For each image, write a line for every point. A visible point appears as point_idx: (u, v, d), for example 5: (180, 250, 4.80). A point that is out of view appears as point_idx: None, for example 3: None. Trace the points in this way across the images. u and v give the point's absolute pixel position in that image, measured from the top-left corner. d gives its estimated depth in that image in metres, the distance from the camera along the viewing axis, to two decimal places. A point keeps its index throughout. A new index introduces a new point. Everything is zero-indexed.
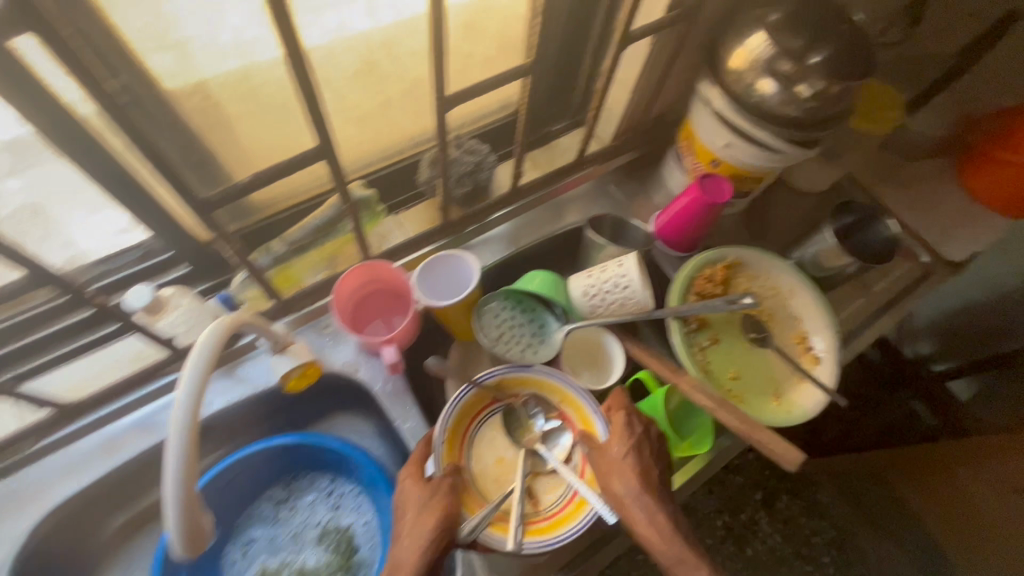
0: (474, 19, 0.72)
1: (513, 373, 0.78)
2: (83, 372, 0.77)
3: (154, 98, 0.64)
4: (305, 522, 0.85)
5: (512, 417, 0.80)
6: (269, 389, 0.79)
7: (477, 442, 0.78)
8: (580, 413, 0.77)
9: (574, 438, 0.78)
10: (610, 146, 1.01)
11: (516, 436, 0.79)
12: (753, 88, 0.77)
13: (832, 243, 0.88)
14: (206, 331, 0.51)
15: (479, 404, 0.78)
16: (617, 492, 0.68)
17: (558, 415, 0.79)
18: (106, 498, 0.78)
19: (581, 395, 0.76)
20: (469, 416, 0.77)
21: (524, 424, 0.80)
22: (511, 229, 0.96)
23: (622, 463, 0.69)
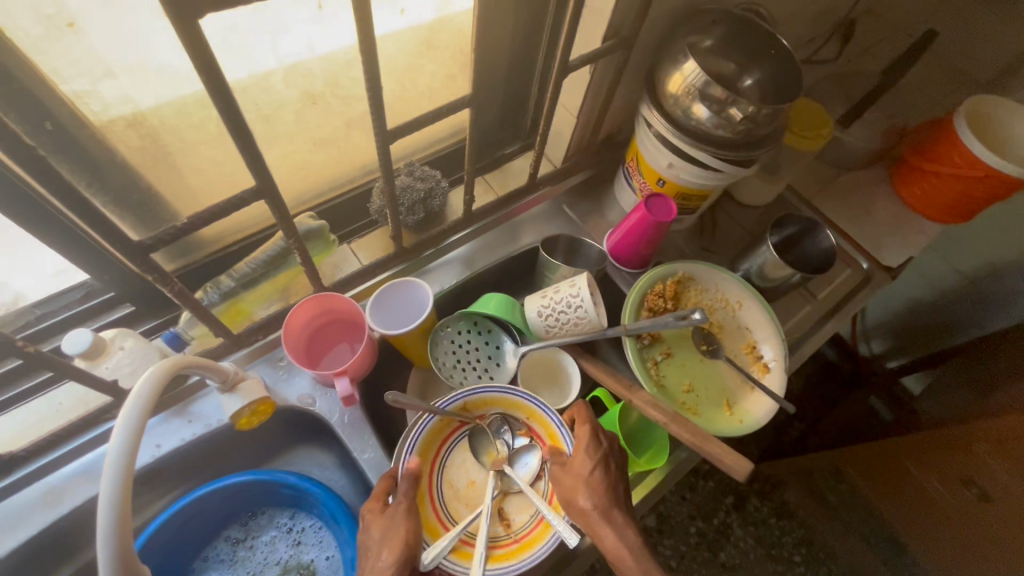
0: (406, 64, 0.83)
1: (477, 395, 0.77)
2: (24, 420, 0.76)
3: (87, 138, 0.63)
4: (265, 561, 0.83)
5: (479, 438, 0.80)
6: (221, 428, 0.77)
7: (447, 466, 0.79)
8: (546, 428, 0.78)
9: (540, 457, 0.78)
10: (562, 167, 1.04)
11: (483, 459, 0.79)
12: (690, 111, 0.80)
13: (772, 255, 0.92)
14: (145, 376, 0.52)
15: (445, 428, 0.78)
16: (582, 506, 0.67)
17: (524, 432, 0.79)
18: (47, 554, 0.74)
19: (545, 412, 0.77)
20: (436, 439, 0.78)
21: (490, 445, 0.80)
22: (467, 252, 0.97)
23: (583, 482, 0.68)
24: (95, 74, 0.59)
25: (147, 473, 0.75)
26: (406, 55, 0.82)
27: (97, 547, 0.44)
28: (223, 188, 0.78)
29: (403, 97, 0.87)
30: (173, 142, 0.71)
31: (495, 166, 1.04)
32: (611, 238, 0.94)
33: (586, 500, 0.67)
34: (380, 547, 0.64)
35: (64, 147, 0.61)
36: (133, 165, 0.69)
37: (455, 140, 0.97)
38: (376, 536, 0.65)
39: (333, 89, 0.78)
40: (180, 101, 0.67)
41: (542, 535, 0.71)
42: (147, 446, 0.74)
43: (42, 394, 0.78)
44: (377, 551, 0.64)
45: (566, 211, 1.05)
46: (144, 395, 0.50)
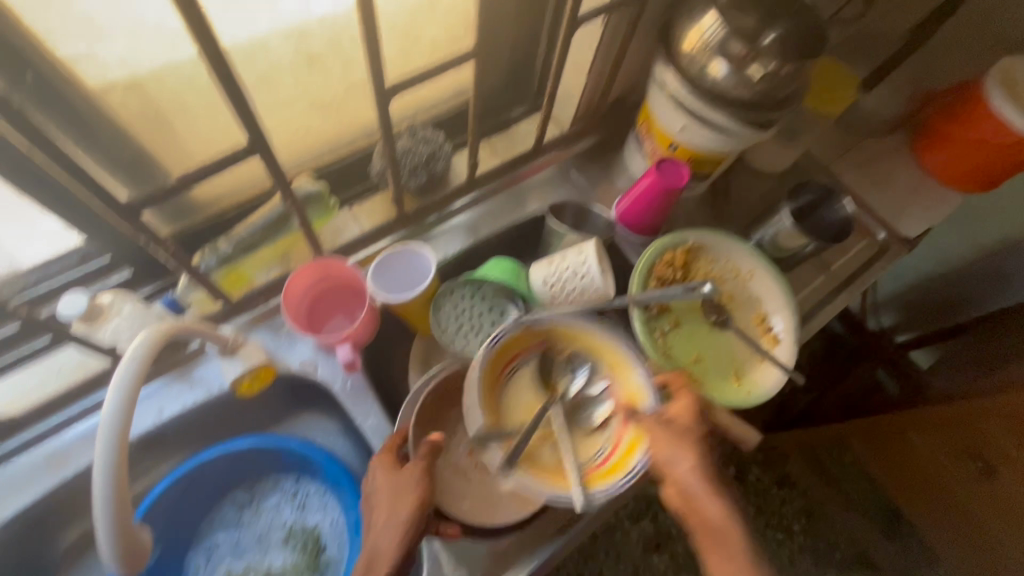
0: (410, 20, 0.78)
1: (570, 323, 0.75)
2: (24, 384, 0.75)
3: (74, 94, 0.60)
4: (270, 524, 0.83)
5: (549, 367, 0.78)
6: (224, 393, 0.77)
7: (511, 384, 0.76)
8: (627, 386, 0.73)
9: (611, 409, 0.74)
10: (570, 131, 1.00)
11: (545, 387, 0.77)
12: (706, 70, 0.76)
13: (789, 225, 0.89)
14: (137, 340, 0.52)
15: (521, 345, 0.75)
16: (687, 481, 0.62)
17: (602, 383, 0.76)
18: (56, 514, 0.75)
19: (640, 370, 0.73)
20: (512, 352, 0.75)
21: (559, 378, 0.77)
22: (471, 219, 0.94)
23: (686, 449, 0.63)
24: (86, 35, 0.56)
25: (150, 437, 0.75)
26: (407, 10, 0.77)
27: (94, 515, 0.47)
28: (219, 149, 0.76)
29: (405, 56, 0.82)
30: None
31: (501, 129, 1.00)
32: (620, 205, 0.91)
33: (679, 467, 0.63)
34: (394, 501, 0.62)
35: (50, 104, 0.59)
36: (124, 124, 0.67)
37: (459, 101, 0.93)
38: (391, 489, 0.63)
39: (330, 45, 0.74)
40: (165, 65, 0.62)
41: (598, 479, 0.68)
42: (149, 411, 0.74)
43: (41, 359, 0.77)
44: (391, 504, 0.62)
45: (573, 176, 1.02)
46: (133, 372, 0.49)
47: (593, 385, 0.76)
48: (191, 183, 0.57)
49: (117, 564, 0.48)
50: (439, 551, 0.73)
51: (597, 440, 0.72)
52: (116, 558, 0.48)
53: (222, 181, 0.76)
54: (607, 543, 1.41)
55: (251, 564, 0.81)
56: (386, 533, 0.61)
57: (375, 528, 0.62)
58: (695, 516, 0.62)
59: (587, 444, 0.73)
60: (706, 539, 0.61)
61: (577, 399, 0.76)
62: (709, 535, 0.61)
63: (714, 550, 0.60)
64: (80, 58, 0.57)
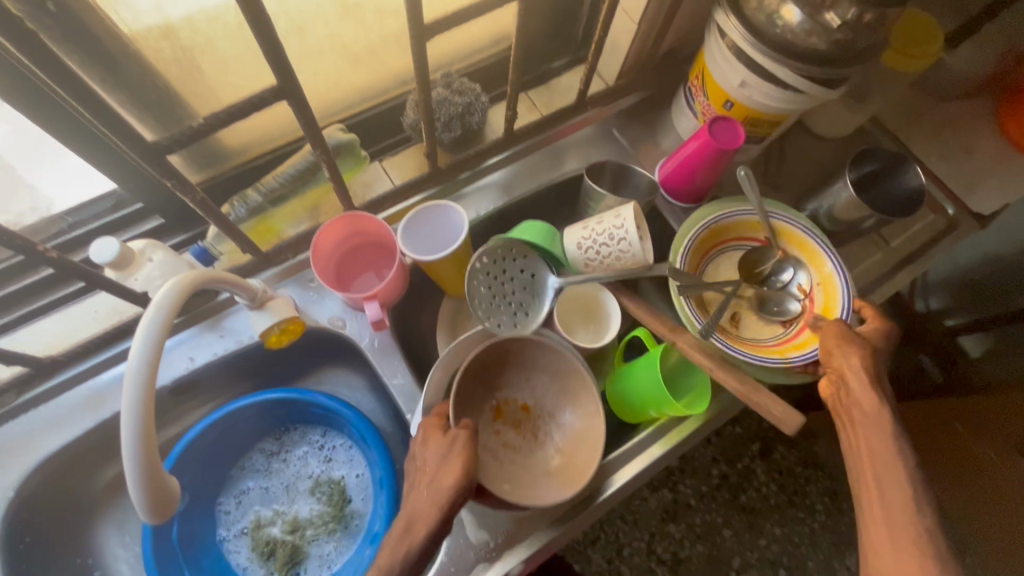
0: None
1: (799, 231, 0.79)
2: (59, 328, 0.77)
3: (100, 29, 0.58)
4: (297, 474, 0.85)
5: (761, 258, 0.81)
6: (252, 344, 0.77)
7: (722, 258, 0.82)
8: (826, 301, 0.75)
9: (799, 313, 0.76)
10: (615, 86, 0.93)
11: (752, 269, 0.81)
12: (777, 16, 0.69)
13: (848, 195, 0.82)
14: (163, 292, 0.50)
15: (755, 230, 0.81)
16: (856, 365, 0.64)
17: (802, 291, 0.77)
18: (94, 452, 0.77)
19: (843, 284, 0.74)
20: (741, 232, 0.82)
21: (763, 268, 0.81)
22: (506, 177, 0.90)
23: (859, 349, 0.65)
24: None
25: (182, 384, 0.76)
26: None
27: (124, 463, 0.46)
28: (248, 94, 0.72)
29: None
30: (191, 39, 0.65)
31: (541, 82, 0.94)
32: (663, 168, 0.85)
33: (846, 367, 0.64)
34: (436, 469, 0.61)
35: (76, 37, 0.57)
36: (152, 63, 0.64)
37: (498, 50, 0.87)
38: (436, 457, 0.61)
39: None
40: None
41: (752, 349, 0.74)
42: (181, 359, 0.75)
43: (76, 302, 0.78)
44: (433, 473, 0.61)
45: (615, 135, 0.95)
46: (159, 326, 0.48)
47: (793, 287, 0.78)
48: (218, 128, 0.55)
49: (146, 510, 0.48)
50: (466, 519, 0.72)
51: (775, 330, 0.77)
52: (145, 505, 0.48)
53: (250, 128, 0.73)
54: (624, 511, 1.41)
55: (279, 511, 0.82)
56: (424, 500, 0.60)
57: (414, 495, 0.61)
58: (854, 418, 0.62)
59: (752, 327, 0.78)
60: (861, 442, 0.61)
61: (779, 292, 0.78)
62: (869, 431, 0.60)
63: (872, 454, 0.59)
64: None
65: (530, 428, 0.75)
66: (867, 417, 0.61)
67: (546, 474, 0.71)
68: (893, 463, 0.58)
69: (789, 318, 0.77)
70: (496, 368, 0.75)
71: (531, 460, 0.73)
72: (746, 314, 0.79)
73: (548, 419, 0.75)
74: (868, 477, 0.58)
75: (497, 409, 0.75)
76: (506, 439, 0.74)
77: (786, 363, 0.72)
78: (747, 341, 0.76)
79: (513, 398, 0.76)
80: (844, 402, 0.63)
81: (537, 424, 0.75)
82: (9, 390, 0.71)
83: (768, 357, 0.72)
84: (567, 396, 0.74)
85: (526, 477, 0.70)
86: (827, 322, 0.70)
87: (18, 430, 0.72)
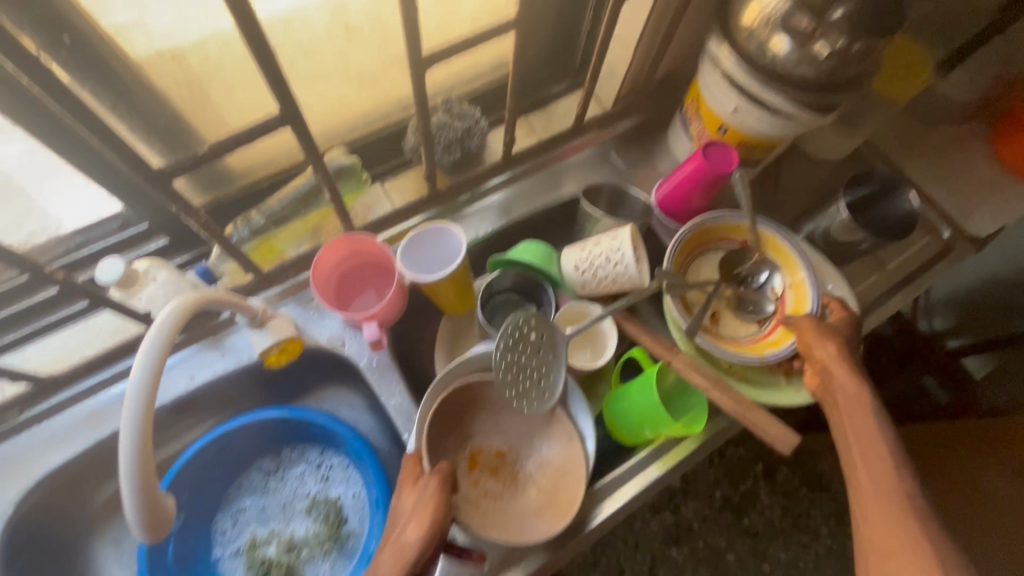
0: None
1: (776, 234, 0.80)
2: (66, 345, 0.78)
3: (113, 59, 0.60)
4: (294, 493, 0.85)
5: (740, 259, 0.82)
6: (251, 362, 0.78)
7: (705, 257, 0.82)
8: (797, 300, 0.77)
9: (772, 311, 0.79)
10: (611, 110, 0.95)
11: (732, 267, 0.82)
12: (766, 47, 0.70)
13: (844, 217, 0.83)
14: (164, 313, 0.52)
15: (735, 233, 0.82)
16: (833, 356, 0.68)
17: (774, 291, 0.80)
18: (93, 469, 0.78)
19: (814, 286, 0.76)
20: (722, 233, 0.82)
21: (740, 268, 0.82)
22: (505, 199, 0.91)
23: (835, 342, 0.69)
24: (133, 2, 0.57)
25: (182, 402, 0.77)
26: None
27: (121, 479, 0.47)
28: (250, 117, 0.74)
29: (442, 25, 0.78)
30: (200, 66, 0.67)
31: (539, 106, 0.96)
32: (659, 190, 0.85)
33: (829, 359, 0.68)
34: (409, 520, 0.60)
35: (87, 65, 0.59)
36: (162, 91, 0.67)
37: (497, 76, 0.89)
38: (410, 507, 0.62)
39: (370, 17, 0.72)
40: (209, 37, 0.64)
41: (732, 348, 0.76)
42: (181, 377, 0.76)
43: (82, 320, 0.80)
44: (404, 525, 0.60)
45: (612, 158, 0.97)
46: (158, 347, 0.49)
47: (768, 288, 0.80)
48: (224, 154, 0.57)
49: (140, 526, 0.49)
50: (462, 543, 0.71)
51: (749, 326, 0.80)
52: (141, 521, 0.49)
53: (255, 152, 0.75)
54: (625, 532, 1.40)
55: (275, 530, 0.82)
56: (394, 556, 0.59)
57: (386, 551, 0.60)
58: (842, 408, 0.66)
59: (730, 325, 0.79)
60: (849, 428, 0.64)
61: (754, 292, 0.80)
62: (854, 418, 0.64)
63: (858, 439, 0.63)
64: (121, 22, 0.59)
65: (507, 474, 0.73)
66: (852, 406, 0.65)
67: (531, 513, 0.70)
68: (878, 447, 0.61)
69: (764, 316, 0.79)
70: (468, 413, 0.74)
71: (512, 505, 0.71)
72: (725, 312, 0.80)
73: (524, 460, 0.74)
74: (857, 460, 0.62)
75: (471, 458, 0.73)
76: (485, 488, 0.72)
77: (762, 360, 0.74)
78: (725, 340, 0.78)
79: (486, 445, 0.75)
80: (829, 391, 0.67)
81: (514, 468, 0.74)
82: (12, 407, 0.72)
83: (747, 355, 0.74)
84: (540, 430, 0.75)
85: (508, 521, 0.69)
86: (799, 317, 0.73)
87: (19, 448, 0.73)
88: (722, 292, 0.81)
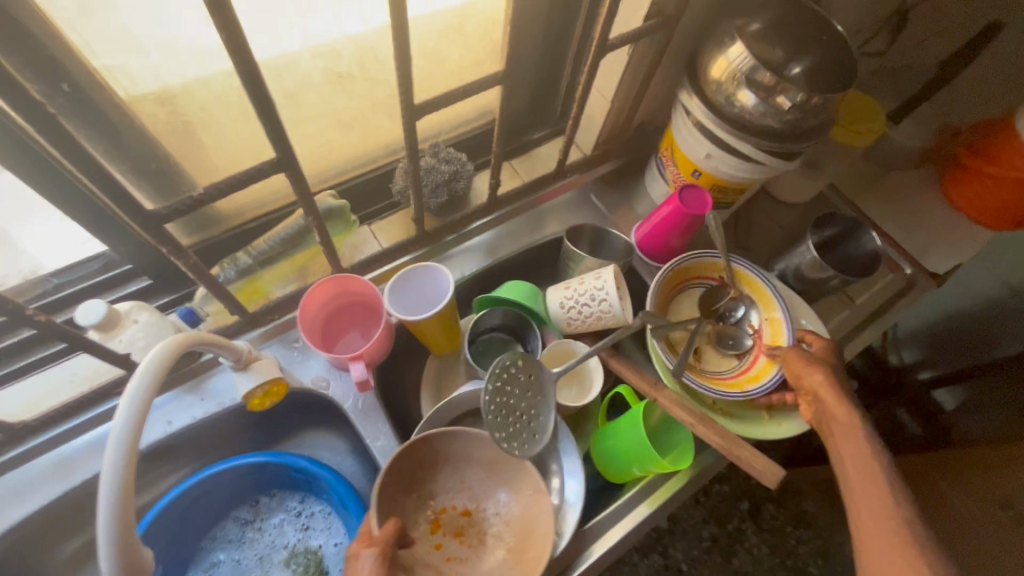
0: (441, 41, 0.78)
1: (750, 272, 0.83)
2: (40, 389, 0.75)
3: (108, 104, 0.61)
4: (272, 544, 0.81)
5: (718, 297, 0.85)
6: (233, 407, 0.76)
7: (684, 296, 0.85)
8: (773, 335, 0.80)
9: (752, 347, 0.81)
10: (591, 155, 1.00)
11: (710, 305, 0.85)
12: (733, 98, 0.76)
13: (812, 255, 0.87)
14: (152, 353, 0.51)
15: (712, 270, 0.85)
16: (817, 383, 0.69)
17: (752, 327, 0.82)
18: (57, 524, 0.73)
19: (789, 323, 0.79)
20: (700, 272, 0.85)
21: (719, 305, 0.85)
22: (490, 240, 0.94)
23: (822, 370, 0.70)
24: (125, 45, 0.58)
25: (158, 449, 0.75)
26: (435, 33, 0.77)
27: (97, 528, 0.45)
28: (243, 160, 0.76)
29: (429, 75, 0.81)
30: (193, 108, 0.68)
31: (522, 152, 1.00)
32: (640, 231, 0.89)
33: (819, 388, 0.69)
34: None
35: (82, 110, 0.60)
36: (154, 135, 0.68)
37: (481, 123, 0.93)
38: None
39: (362, 65, 0.75)
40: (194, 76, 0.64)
41: (717, 385, 0.77)
42: (158, 423, 0.73)
43: (56, 363, 0.77)
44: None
45: (593, 200, 1.01)
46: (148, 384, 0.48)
47: (746, 323, 0.83)
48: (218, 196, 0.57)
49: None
50: None
51: (730, 362, 0.82)
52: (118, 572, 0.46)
53: (246, 194, 0.76)
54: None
55: None
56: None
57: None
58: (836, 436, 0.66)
59: (713, 361, 0.82)
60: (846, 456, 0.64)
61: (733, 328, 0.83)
62: (847, 445, 0.64)
63: (854, 466, 0.63)
64: (115, 66, 0.59)
65: (473, 534, 0.72)
66: (847, 433, 0.65)
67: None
68: (876, 473, 0.61)
69: (744, 351, 0.81)
70: (426, 473, 0.72)
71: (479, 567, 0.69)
72: (706, 349, 0.83)
73: (489, 517, 0.73)
74: (858, 488, 0.61)
75: (434, 520, 0.72)
76: (449, 552, 0.71)
77: (746, 396, 0.76)
78: (709, 376, 0.79)
79: (451, 504, 0.74)
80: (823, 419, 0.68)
81: (481, 529, 0.72)
82: None
83: (731, 392, 0.76)
84: (505, 481, 0.73)
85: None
86: (785, 348, 0.75)
87: None
88: (703, 329, 0.83)
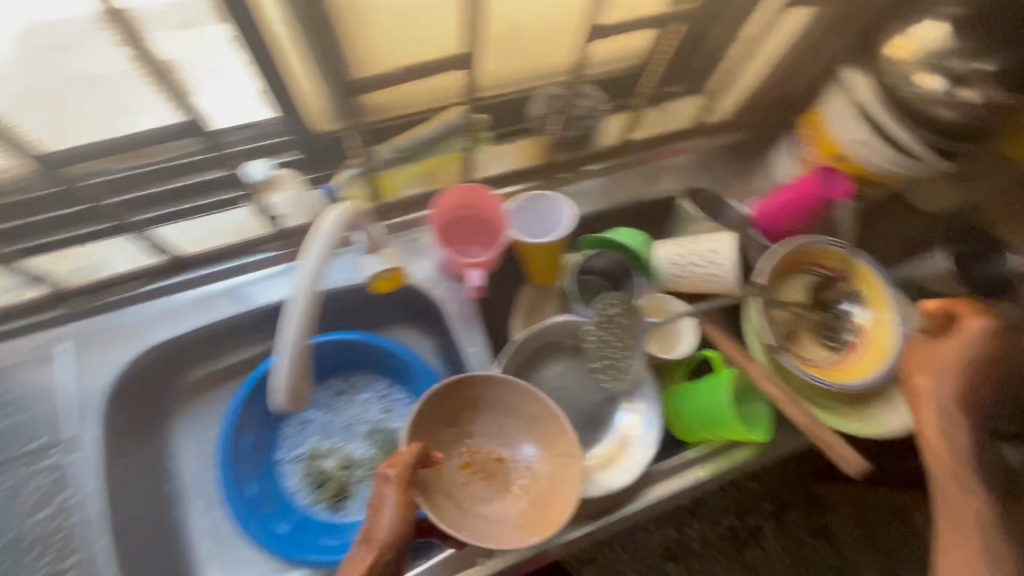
0: None
1: (871, 270, 0.79)
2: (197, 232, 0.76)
3: None
4: (357, 417, 0.87)
5: (828, 290, 0.82)
6: (354, 287, 0.83)
7: (795, 281, 0.82)
8: (878, 339, 0.78)
9: (852, 346, 0.80)
10: (726, 119, 0.95)
11: (819, 296, 0.82)
12: (914, 80, 0.70)
13: (944, 266, 0.84)
14: (334, 213, 0.61)
15: (830, 261, 0.81)
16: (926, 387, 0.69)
17: (855, 327, 0.80)
18: (179, 359, 0.80)
19: (900, 332, 0.76)
20: (819, 260, 0.82)
21: (828, 300, 0.82)
22: (604, 187, 0.93)
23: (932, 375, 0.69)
24: None
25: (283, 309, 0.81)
26: None
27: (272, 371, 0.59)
28: (414, 57, 0.71)
29: None
30: None
31: None
32: (757, 204, 0.86)
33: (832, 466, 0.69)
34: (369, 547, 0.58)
35: None
36: None
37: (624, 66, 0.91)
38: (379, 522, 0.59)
39: None
40: None
41: (809, 371, 0.76)
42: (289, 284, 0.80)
43: (198, 216, 0.76)
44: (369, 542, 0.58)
45: (714, 167, 0.99)
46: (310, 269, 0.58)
47: (851, 322, 0.81)
48: None
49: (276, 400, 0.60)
50: None
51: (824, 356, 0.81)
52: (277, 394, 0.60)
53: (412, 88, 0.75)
54: None
55: (334, 446, 0.85)
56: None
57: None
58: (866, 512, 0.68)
59: (809, 349, 0.81)
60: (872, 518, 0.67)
61: (836, 324, 0.81)
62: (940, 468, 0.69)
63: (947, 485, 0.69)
64: None
65: (502, 479, 0.71)
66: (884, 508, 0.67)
67: (512, 524, 0.67)
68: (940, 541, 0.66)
69: (841, 348, 0.80)
70: (473, 409, 0.72)
71: (492, 509, 0.68)
72: (805, 337, 0.82)
73: (522, 465, 0.71)
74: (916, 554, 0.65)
75: (467, 455, 0.72)
76: (473, 489, 0.70)
77: (836, 386, 0.74)
78: (804, 363, 0.78)
79: (486, 446, 0.72)
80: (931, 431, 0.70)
81: (509, 474, 0.71)
82: (134, 279, 0.75)
83: (820, 378, 0.75)
84: (539, 432, 0.71)
85: (491, 529, 0.66)
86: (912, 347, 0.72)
87: (135, 318, 0.76)
88: (806, 317, 0.82)
